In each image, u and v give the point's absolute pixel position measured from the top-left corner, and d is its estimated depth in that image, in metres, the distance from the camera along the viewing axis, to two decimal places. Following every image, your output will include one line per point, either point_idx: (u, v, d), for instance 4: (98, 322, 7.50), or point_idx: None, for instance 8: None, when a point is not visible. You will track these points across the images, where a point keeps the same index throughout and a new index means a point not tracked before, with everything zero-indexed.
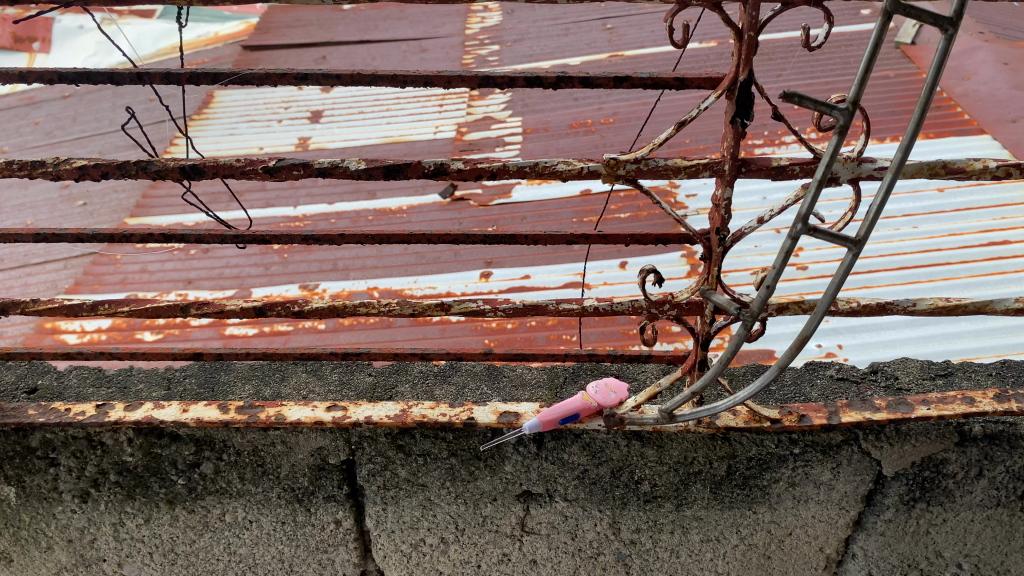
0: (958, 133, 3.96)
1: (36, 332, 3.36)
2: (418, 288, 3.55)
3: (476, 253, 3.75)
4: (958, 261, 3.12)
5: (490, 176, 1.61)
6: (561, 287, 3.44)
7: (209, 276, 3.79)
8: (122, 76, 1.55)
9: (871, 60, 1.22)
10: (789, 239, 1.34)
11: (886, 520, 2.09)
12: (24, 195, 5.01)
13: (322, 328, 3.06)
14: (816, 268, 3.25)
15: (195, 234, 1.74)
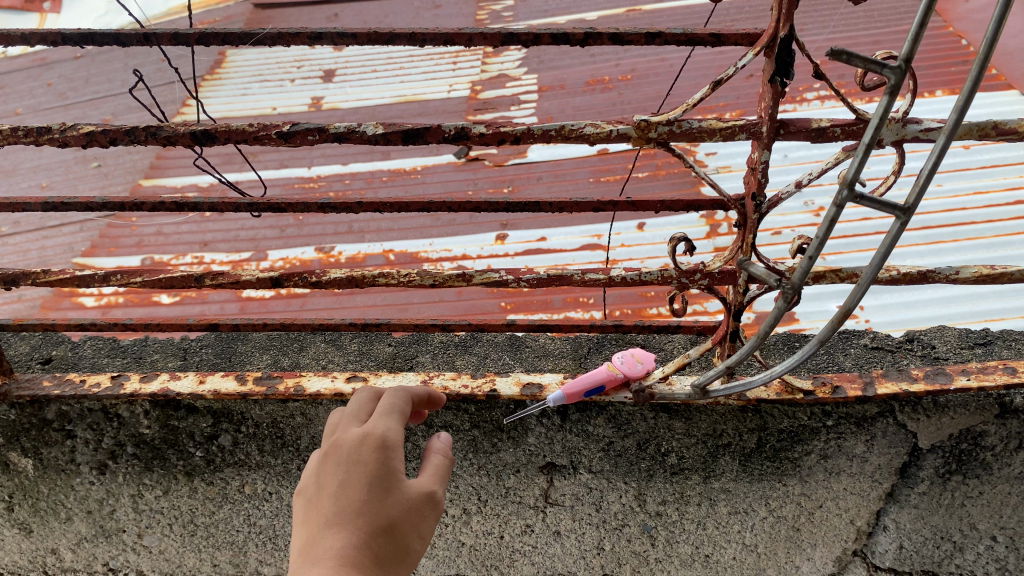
0: (986, 88, 3.82)
1: (54, 296, 3.33)
2: (433, 250, 3.48)
3: (492, 215, 3.67)
4: (983, 220, 3.02)
5: (514, 141, 1.53)
6: (578, 249, 3.37)
7: (224, 239, 3.73)
8: (129, 36, 1.48)
9: (928, 17, 1.10)
10: (833, 207, 1.26)
11: (920, 492, 2.04)
12: (39, 157, 4.95)
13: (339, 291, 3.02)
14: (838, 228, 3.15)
15: (208, 202, 1.67)
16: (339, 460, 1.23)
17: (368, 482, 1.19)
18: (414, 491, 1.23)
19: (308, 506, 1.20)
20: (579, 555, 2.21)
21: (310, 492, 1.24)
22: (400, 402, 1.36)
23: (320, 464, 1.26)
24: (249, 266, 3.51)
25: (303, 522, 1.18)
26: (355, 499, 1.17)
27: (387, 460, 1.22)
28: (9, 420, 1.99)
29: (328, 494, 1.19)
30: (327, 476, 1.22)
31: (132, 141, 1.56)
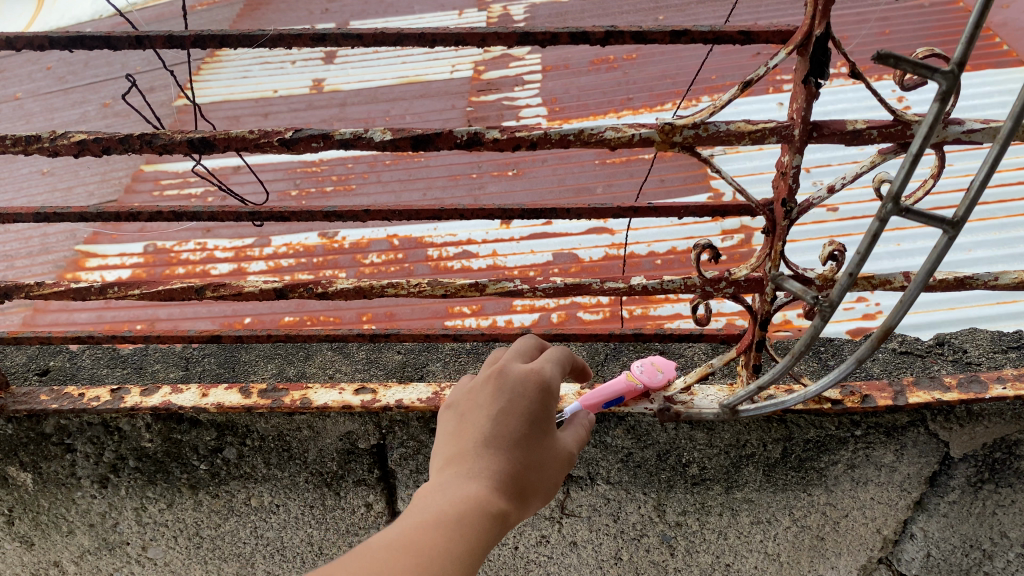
0: (997, 65, 3.70)
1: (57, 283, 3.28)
2: (438, 235, 3.33)
3: (498, 198, 3.58)
4: (996, 200, 2.83)
5: (530, 146, 1.45)
6: (584, 232, 3.21)
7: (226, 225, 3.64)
8: (120, 40, 1.39)
9: (982, 19, 1.01)
10: (876, 221, 1.18)
11: (950, 501, 1.96)
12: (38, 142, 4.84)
13: (343, 277, 3.13)
14: (847, 209, 2.95)
15: (208, 211, 1.59)
16: (503, 389, 1.34)
17: (526, 420, 1.31)
18: (552, 441, 1.36)
19: (462, 421, 1.33)
20: (597, 564, 2.14)
21: (464, 406, 1.36)
22: (563, 356, 1.46)
23: (481, 387, 1.37)
24: (253, 252, 3.35)
25: (457, 432, 1.31)
26: (512, 431, 1.29)
27: (543, 407, 1.34)
28: (6, 434, 1.92)
29: (487, 416, 1.31)
30: (490, 400, 1.33)
31: (126, 149, 1.48)
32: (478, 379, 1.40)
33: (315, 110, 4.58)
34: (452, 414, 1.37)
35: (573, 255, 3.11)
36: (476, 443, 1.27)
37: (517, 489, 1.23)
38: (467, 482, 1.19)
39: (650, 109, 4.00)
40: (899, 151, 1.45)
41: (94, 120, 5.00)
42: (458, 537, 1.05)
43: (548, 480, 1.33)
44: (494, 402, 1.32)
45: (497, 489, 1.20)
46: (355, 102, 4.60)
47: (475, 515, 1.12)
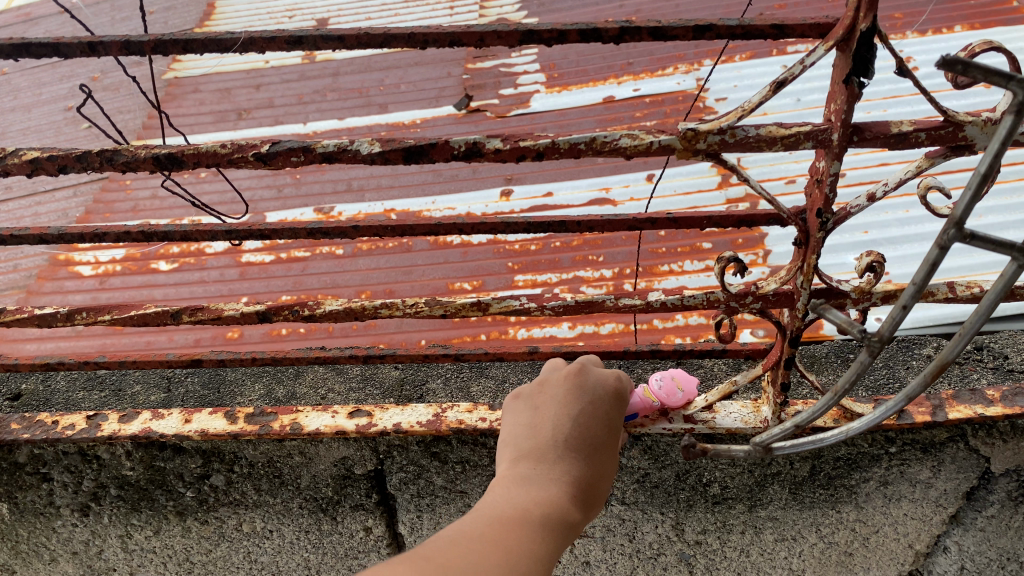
0: (1005, 24, 3.38)
1: (49, 265, 3.16)
2: (435, 208, 3.24)
3: (496, 169, 3.42)
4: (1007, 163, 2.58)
5: (536, 156, 1.30)
6: (586, 204, 3.11)
7: (220, 202, 3.50)
8: (70, 47, 1.24)
9: None
10: (936, 248, 1.04)
11: (988, 516, 1.83)
12: (26, 118, 4.68)
13: (341, 254, 2.96)
14: (856, 175, 2.79)
15: (181, 230, 1.45)
16: (582, 390, 1.27)
17: (602, 429, 1.24)
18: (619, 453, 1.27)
19: (537, 417, 1.25)
20: None
21: (537, 403, 1.28)
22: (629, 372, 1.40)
23: (556, 386, 1.29)
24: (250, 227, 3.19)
25: (531, 428, 1.23)
26: (587, 437, 1.21)
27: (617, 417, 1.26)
28: None
29: (563, 416, 1.23)
30: (568, 400, 1.25)
31: (86, 166, 1.33)
32: (554, 376, 1.33)
33: (305, 81, 4.39)
34: (523, 406, 1.29)
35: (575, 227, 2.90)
36: (552, 442, 1.18)
37: (589, 498, 1.15)
38: (547, 480, 1.11)
39: (654, 73, 3.81)
40: (946, 153, 1.30)
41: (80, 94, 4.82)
42: (541, 537, 0.96)
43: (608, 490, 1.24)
44: (572, 402, 1.25)
45: (575, 494, 1.12)
46: (347, 71, 4.41)
47: (558, 518, 1.03)
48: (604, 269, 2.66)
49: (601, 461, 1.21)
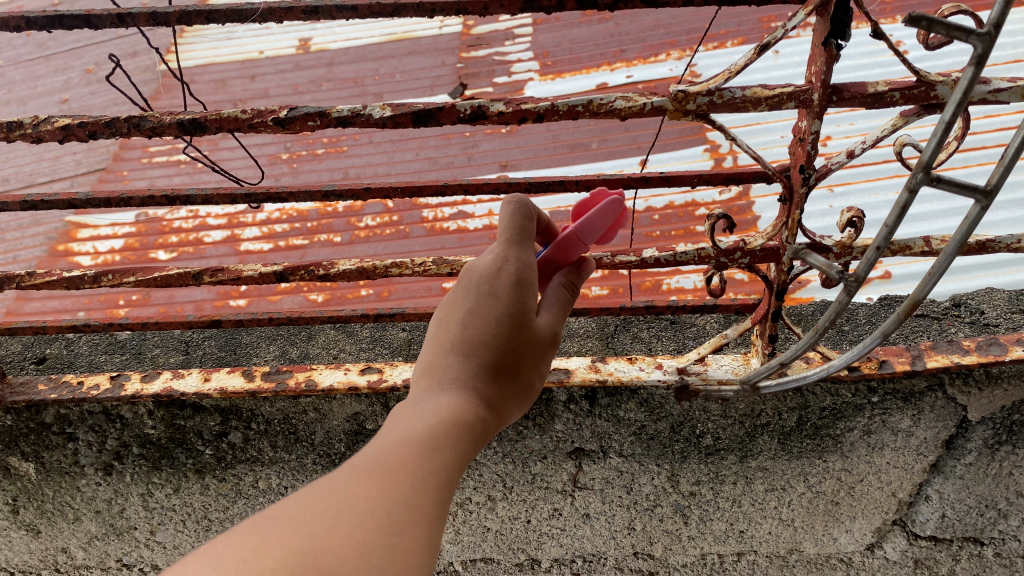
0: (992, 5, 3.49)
1: (48, 256, 3.36)
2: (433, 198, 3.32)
3: (491, 156, 3.54)
4: None
5: (537, 118, 1.39)
6: None
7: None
8: (101, 18, 1.33)
9: None
10: (906, 192, 1.13)
11: (966, 464, 1.94)
12: (25, 110, 4.76)
13: (338, 242, 3.11)
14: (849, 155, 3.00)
15: (202, 194, 1.54)
16: (473, 284, 1.13)
17: (499, 320, 1.10)
18: (544, 333, 1.14)
19: (438, 325, 1.14)
20: (610, 535, 2.14)
21: (439, 309, 1.17)
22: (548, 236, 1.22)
23: (453, 288, 1.17)
24: (246, 218, 3.40)
25: (431, 340, 1.13)
26: (482, 335, 1.09)
27: (523, 298, 1.11)
28: (6, 426, 1.88)
29: (456, 320, 1.12)
30: (462, 300, 1.13)
31: (114, 133, 1.41)
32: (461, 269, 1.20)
33: (301, 71, 4.47)
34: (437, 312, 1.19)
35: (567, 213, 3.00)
36: (443, 355, 1.09)
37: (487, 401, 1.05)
38: (427, 398, 1.03)
39: (645, 61, 3.90)
40: (919, 113, 1.39)
41: (77, 87, 4.89)
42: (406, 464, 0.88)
43: (533, 374, 1.14)
44: (463, 302, 1.12)
45: (463, 402, 1.03)
46: (343, 61, 4.49)
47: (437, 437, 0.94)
48: None
49: (502, 356, 1.09)
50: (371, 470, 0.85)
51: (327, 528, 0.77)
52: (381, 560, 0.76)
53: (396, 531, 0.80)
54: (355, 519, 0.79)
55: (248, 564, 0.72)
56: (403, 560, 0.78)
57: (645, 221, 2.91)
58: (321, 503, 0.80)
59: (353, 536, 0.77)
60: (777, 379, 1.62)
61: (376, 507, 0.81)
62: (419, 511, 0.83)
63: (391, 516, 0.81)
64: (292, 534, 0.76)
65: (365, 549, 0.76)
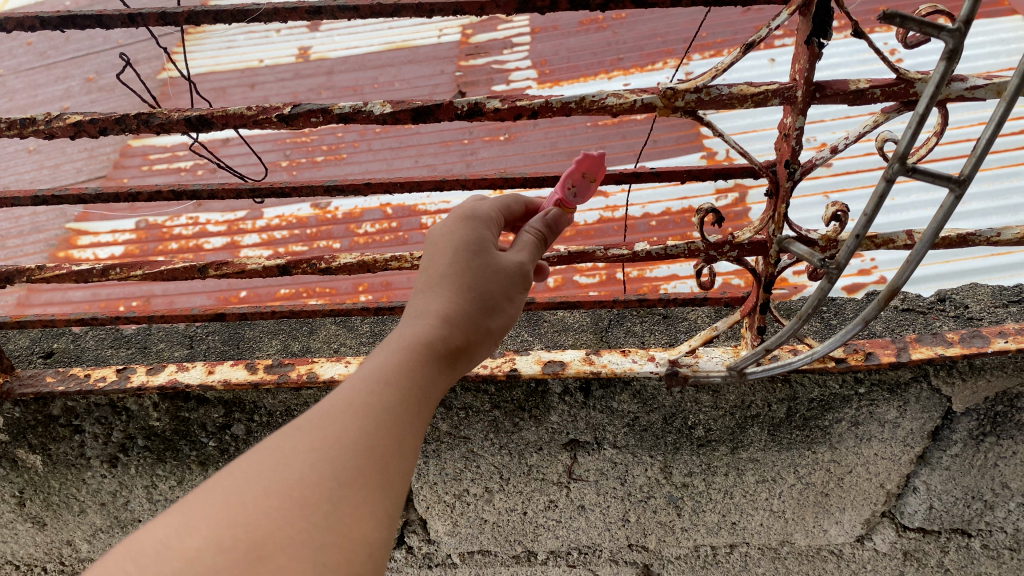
0: None
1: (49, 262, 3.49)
2: (432, 203, 3.49)
3: (489, 164, 3.62)
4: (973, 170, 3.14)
5: (531, 115, 1.44)
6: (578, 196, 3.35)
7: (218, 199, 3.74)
8: (112, 18, 1.39)
9: None
10: (883, 182, 1.18)
11: (952, 455, 1.98)
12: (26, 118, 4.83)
13: (338, 247, 3.29)
14: (842, 165, 3.23)
15: (208, 190, 1.59)
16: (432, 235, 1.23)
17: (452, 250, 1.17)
18: (503, 261, 1.19)
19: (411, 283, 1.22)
20: (605, 527, 2.19)
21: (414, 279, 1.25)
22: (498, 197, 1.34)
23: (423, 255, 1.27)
24: (246, 225, 3.53)
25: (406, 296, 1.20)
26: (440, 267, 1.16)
27: (471, 230, 1.21)
28: (13, 418, 1.93)
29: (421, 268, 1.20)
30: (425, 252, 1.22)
31: (123, 129, 1.47)
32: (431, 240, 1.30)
33: (301, 79, 4.54)
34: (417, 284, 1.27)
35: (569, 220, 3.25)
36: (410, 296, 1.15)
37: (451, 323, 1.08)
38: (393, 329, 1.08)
39: (642, 69, 3.97)
40: (899, 111, 1.44)
41: (78, 95, 4.96)
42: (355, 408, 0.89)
43: (501, 303, 1.17)
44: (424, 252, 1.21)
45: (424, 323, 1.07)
46: (342, 69, 4.56)
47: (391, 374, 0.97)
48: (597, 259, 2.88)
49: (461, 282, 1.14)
50: (315, 426, 0.85)
51: (268, 493, 0.77)
52: (326, 521, 0.77)
53: (341, 487, 0.81)
54: (297, 480, 0.79)
55: (184, 537, 0.72)
56: (349, 518, 0.79)
57: (642, 229, 3.13)
58: (259, 466, 0.80)
59: (295, 498, 0.78)
60: (763, 365, 1.70)
61: (319, 465, 0.81)
62: (368, 463, 0.84)
63: (335, 471, 0.82)
64: (229, 501, 0.76)
65: (308, 512, 0.77)
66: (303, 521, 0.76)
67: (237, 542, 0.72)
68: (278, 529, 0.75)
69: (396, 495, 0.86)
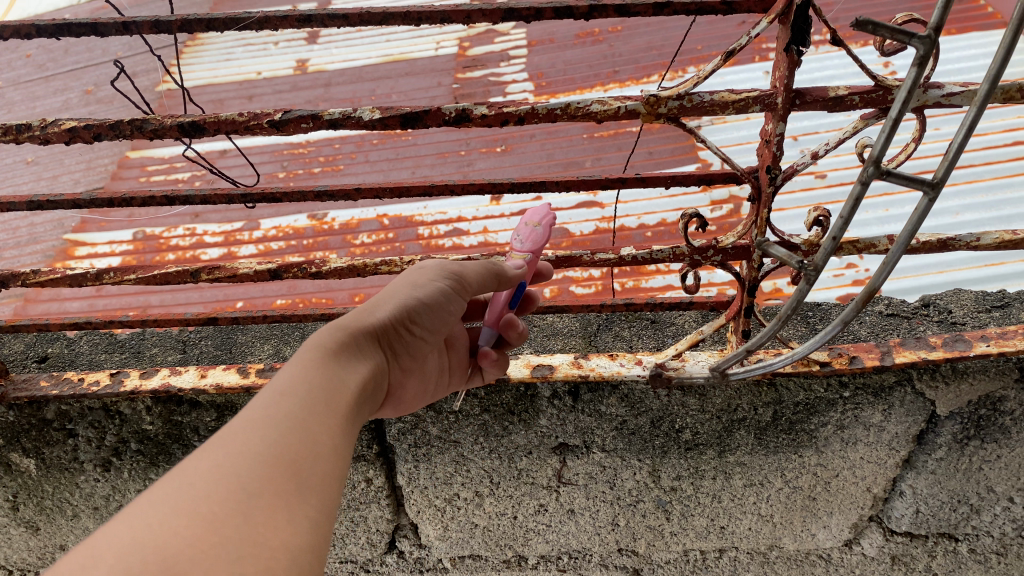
0: None
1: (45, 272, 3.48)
2: (428, 214, 3.52)
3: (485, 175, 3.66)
4: (965, 182, 3.24)
5: (518, 121, 1.47)
6: (574, 206, 3.39)
7: (215, 210, 3.77)
8: (107, 26, 1.42)
9: None
10: (859, 185, 1.20)
11: (937, 458, 2.00)
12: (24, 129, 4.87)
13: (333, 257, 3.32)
14: (835, 176, 3.35)
15: (201, 195, 1.62)
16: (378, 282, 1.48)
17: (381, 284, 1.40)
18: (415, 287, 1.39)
19: None
20: (595, 531, 2.21)
21: None
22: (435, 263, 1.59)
23: None
24: (242, 236, 3.55)
25: None
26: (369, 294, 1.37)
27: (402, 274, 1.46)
28: (8, 421, 1.94)
29: None
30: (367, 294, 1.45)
31: (117, 135, 1.50)
32: None
33: (298, 91, 4.58)
34: None
35: (564, 230, 3.29)
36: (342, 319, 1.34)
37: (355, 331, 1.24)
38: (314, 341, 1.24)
39: (637, 81, 4.01)
40: (879, 117, 1.47)
41: (76, 106, 5.00)
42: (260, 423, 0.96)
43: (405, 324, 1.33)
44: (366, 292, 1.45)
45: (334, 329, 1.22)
46: (340, 82, 4.60)
47: (300, 388, 1.05)
48: (592, 269, 2.91)
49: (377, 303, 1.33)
50: (217, 449, 0.89)
51: (176, 515, 0.80)
52: (238, 531, 0.81)
53: (250, 497, 0.85)
54: (205, 499, 0.82)
55: (90, 563, 0.73)
56: (264, 525, 0.83)
57: (637, 239, 3.17)
58: (166, 491, 0.82)
59: (205, 516, 0.81)
60: (745, 365, 1.71)
61: (225, 480, 0.85)
62: (274, 473, 0.90)
63: (242, 482, 0.86)
64: (138, 526, 0.78)
65: (221, 526, 0.80)
66: (216, 535, 0.79)
67: (146, 564, 0.74)
68: (192, 544, 0.77)
69: (310, 495, 0.91)
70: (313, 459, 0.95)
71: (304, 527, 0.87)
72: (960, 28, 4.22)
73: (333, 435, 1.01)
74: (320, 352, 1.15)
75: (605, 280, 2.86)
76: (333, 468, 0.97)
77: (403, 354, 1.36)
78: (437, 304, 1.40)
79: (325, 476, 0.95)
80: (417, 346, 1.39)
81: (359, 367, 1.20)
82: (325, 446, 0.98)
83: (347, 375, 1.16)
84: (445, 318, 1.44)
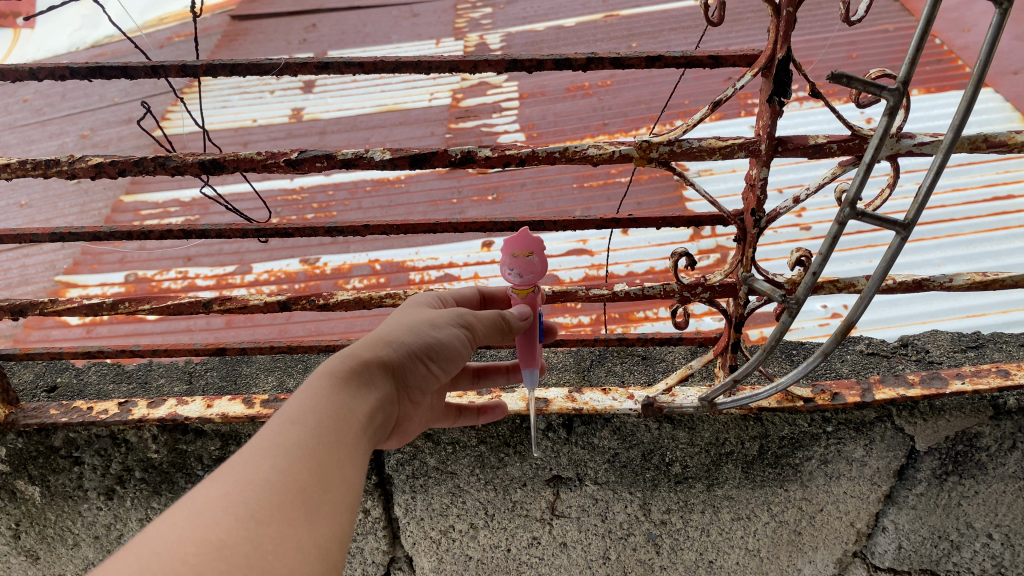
0: None
1: None
2: (420, 260, 3.62)
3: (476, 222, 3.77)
4: (946, 236, 3.36)
5: (519, 163, 1.56)
6: (564, 253, 3.50)
7: (208, 253, 3.84)
8: (136, 69, 1.52)
9: (916, 57, 1.11)
10: (835, 224, 1.30)
11: (917, 494, 2.07)
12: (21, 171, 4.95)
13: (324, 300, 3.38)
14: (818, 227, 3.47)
15: (216, 228, 1.70)
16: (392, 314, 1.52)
17: (398, 322, 1.44)
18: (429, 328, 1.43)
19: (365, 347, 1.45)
20: (586, 564, 2.26)
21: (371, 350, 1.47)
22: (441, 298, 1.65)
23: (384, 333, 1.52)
24: (235, 280, 3.62)
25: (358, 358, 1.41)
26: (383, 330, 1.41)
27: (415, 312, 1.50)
28: (16, 448, 1.99)
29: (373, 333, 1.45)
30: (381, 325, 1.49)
31: (140, 170, 1.58)
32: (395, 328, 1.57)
33: (294, 139, 4.70)
34: None
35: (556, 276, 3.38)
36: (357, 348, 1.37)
37: (370, 364, 1.26)
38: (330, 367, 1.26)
39: (626, 134, 4.15)
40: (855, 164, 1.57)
41: (74, 149, 5.10)
42: (271, 451, 0.98)
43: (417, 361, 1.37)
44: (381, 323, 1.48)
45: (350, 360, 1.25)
46: (334, 130, 4.73)
47: (309, 416, 1.07)
48: (581, 316, 3.01)
49: (392, 340, 1.36)
50: (226, 478, 0.91)
51: (184, 544, 0.81)
52: (246, 558, 0.83)
53: (259, 526, 0.87)
54: (214, 527, 0.84)
55: None
56: (272, 552, 0.86)
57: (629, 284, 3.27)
58: (178, 520, 0.84)
59: (214, 544, 0.82)
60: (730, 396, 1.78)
61: (234, 508, 0.87)
62: (283, 500, 0.92)
63: (252, 509, 0.88)
64: (151, 555, 0.79)
65: (228, 553, 0.82)
66: (223, 563, 0.81)
67: None
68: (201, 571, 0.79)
69: (320, 525, 0.93)
70: (322, 489, 0.97)
71: (311, 556, 0.90)
72: (938, 87, 4.40)
73: (341, 467, 1.03)
74: (334, 377, 1.18)
75: (594, 326, 2.94)
76: (342, 499, 0.99)
77: (411, 394, 1.38)
78: (450, 349, 1.44)
79: (333, 507, 0.97)
80: (425, 386, 1.42)
81: (370, 396, 1.21)
82: (334, 478, 1.00)
83: (357, 401, 1.18)
84: (454, 367, 1.47)
